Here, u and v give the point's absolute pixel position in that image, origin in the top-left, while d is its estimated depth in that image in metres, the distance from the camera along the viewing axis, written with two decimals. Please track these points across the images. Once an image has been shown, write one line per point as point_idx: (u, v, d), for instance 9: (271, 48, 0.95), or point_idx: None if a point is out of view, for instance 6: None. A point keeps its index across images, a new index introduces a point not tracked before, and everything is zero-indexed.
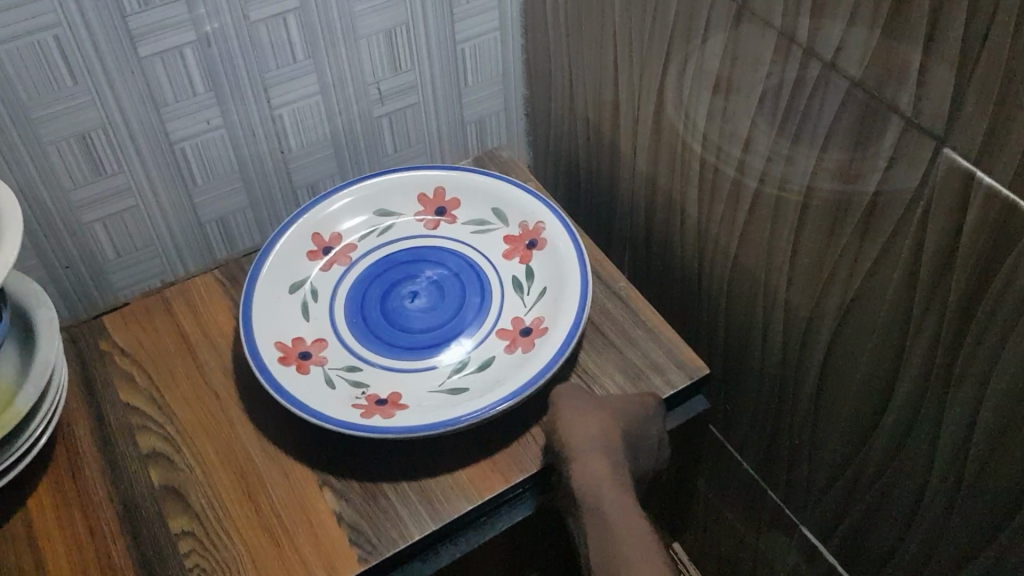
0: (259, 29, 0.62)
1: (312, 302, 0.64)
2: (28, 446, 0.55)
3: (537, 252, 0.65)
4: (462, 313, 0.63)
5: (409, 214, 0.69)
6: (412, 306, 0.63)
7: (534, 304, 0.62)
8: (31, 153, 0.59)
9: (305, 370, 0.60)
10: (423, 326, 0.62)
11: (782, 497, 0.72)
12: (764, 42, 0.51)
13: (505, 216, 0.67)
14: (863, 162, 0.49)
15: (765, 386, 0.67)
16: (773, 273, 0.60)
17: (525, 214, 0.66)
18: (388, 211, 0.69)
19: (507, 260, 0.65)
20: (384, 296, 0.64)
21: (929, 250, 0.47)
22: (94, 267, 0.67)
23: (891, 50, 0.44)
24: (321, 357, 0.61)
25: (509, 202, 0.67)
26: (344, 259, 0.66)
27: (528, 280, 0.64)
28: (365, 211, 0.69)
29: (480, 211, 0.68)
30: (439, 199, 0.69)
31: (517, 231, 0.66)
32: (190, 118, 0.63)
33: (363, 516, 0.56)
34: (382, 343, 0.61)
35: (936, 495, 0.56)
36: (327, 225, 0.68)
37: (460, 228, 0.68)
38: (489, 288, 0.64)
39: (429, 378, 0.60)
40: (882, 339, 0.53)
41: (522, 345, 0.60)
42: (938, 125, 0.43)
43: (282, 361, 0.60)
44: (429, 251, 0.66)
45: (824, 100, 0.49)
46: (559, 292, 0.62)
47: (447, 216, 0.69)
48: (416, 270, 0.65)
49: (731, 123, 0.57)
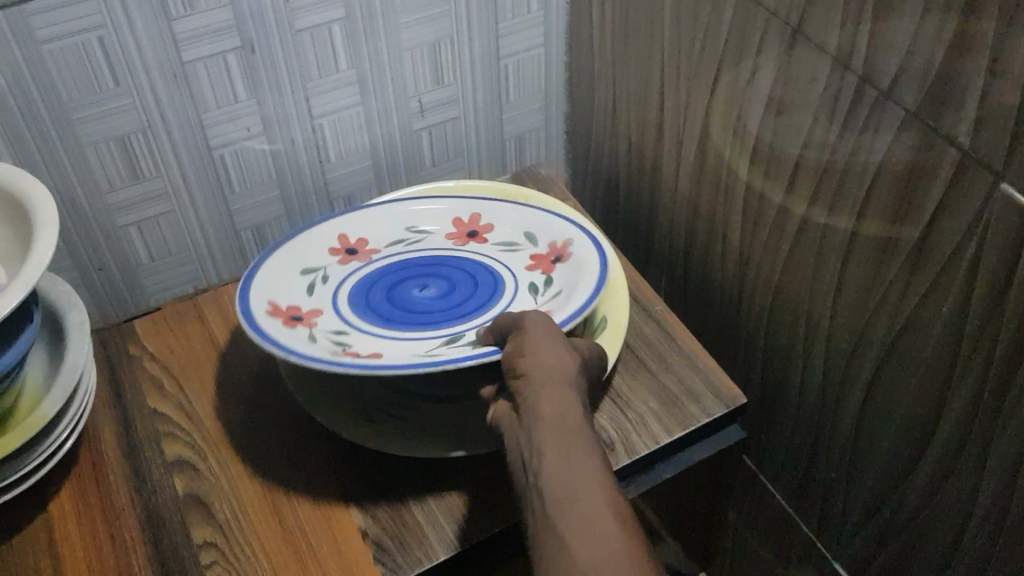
0: (304, 38, 0.61)
1: (319, 284, 0.63)
2: (54, 449, 0.54)
3: (560, 264, 0.63)
4: (464, 304, 0.61)
5: (439, 233, 0.68)
6: (420, 296, 0.62)
7: (545, 301, 0.60)
8: (69, 154, 0.58)
9: (293, 326, 0.58)
10: (425, 310, 0.61)
11: (815, 532, 0.70)
12: (818, 68, 0.50)
13: (536, 239, 0.65)
14: (915, 194, 0.47)
15: (803, 417, 0.65)
16: (816, 302, 0.58)
17: (555, 235, 0.65)
18: (420, 228, 0.68)
19: (529, 270, 0.63)
20: (390, 287, 0.63)
21: (981, 287, 0.46)
22: (126, 271, 0.66)
23: (950, 81, 0.43)
24: (312, 321, 0.59)
25: (541, 226, 0.66)
26: (363, 257, 0.66)
27: (546, 285, 0.62)
28: (395, 224, 0.68)
29: (512, 233, 0.66)
30: (474, 223, 0.67)
31: (545, 249, 0.64)
32: (231, 125, 0.63)
33: (388, 534, 0.55)
34: (383, 323, 0.60)
35: (977, 535, 0.54)
36: (354, 229, 0.67)
37: (488, 248, 0.66)
38: (501, 289, 0.62)
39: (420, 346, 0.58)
40: (928, 375, 0.52)
41: None
42: (997, 158, 0.42)
43: (270, 314, 0.58)
44: (451, 259, 0.65)
45: (878, 130, 0.48)
46: (571, 290, 0.59)
47: (477, 236, 0.67)
48: (434, 270, 0.64)
49: (780, 149, 0.56)
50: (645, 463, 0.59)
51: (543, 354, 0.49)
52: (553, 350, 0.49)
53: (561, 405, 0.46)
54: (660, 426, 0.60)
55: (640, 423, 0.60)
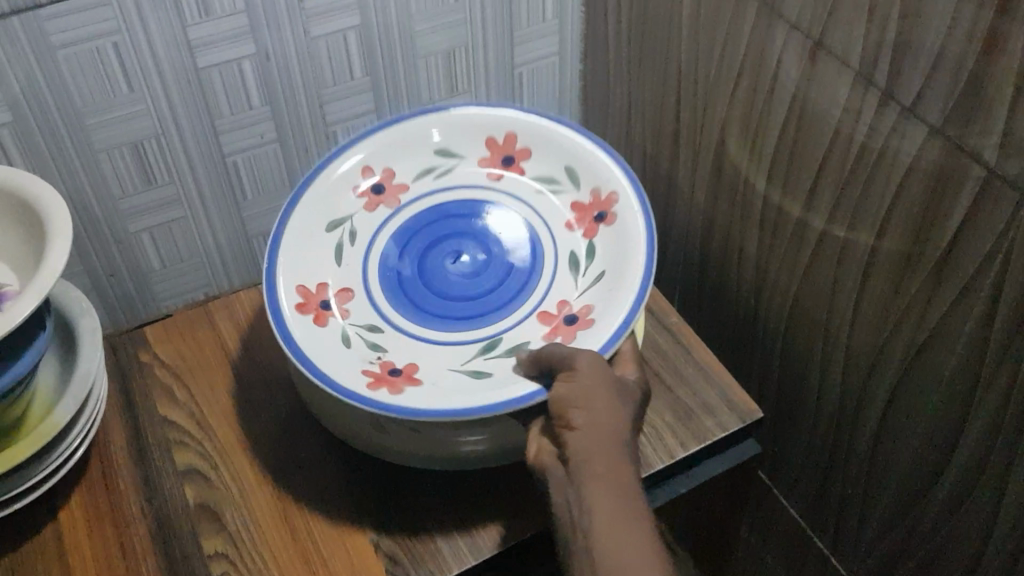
0: (319, 45, 0.61)
1: (349, 245, 0.62)
2: (65, 458, 0.54)
3: (603, 227, 0.60)
4: (503, 286, 0.60)
5: (472, 156, 0.65)
6: (453, 270, 0.60)
7: (586, 290, 0.59)
8: (82, 160, 0.58)
9: (323, 322, 0.57)
10: (460, 294, 0.59)
11: (829, 546, 0.70)
12: (839, 82, 0.50)
13: (577, 179, 0.62)
14: (937, 210, 0.47)
15: (818, 430, 0.65)
16: (834, 316, 0.58)
17: (596, 180, 0.61)
18: (451, 151, 0.65)
19: (569, 232, 0.62)
20: (426, 250, 0.61)
21: (1004, 305, 0.45)
22: (138, 277, 0.66)
23: (976, 98, 0.42)
24: (344, 311, 0.59)
25: (583, 164, 0.62)
26: (392, 199, 0.64)
27: (587, 260, 0.60)
28: (424, 148, 0.64)
29: (551, 166, 0.63)
30: (508, 147, 0.64)
31: (587, 198, 0.62)
32: (245, 132, 0.62)
33: (402, 547, 0.55)
34: (417, 312, 0.59)
35: (994, 553, 0.53)
36: (380, 160, 0.64)
37: (525, 185, 0.64)
38: (540, 256, 0.61)
39: (459, 352, 0.57)
40: (948, 391, 0.51)
41: (561, 334, 0.56)
42: (1022, 176, 0.42)
43: (301, 308, 0.57)
44: (484, 207, 0.63)
45: (901, 145, 0.48)
46: (615, 281, 0.57)
47: (514, 167, 0.64)
48: (466, 227, 0.62)
49: (799, 162, 0.55)
50: (659, 478, 0.59)
51: (592, 402, 0.49)
52: (602, 394, 0.49)
53: (611, 470, 0.47)
54: (675, 439, 0.59)
55: (655, 436, 0.59)
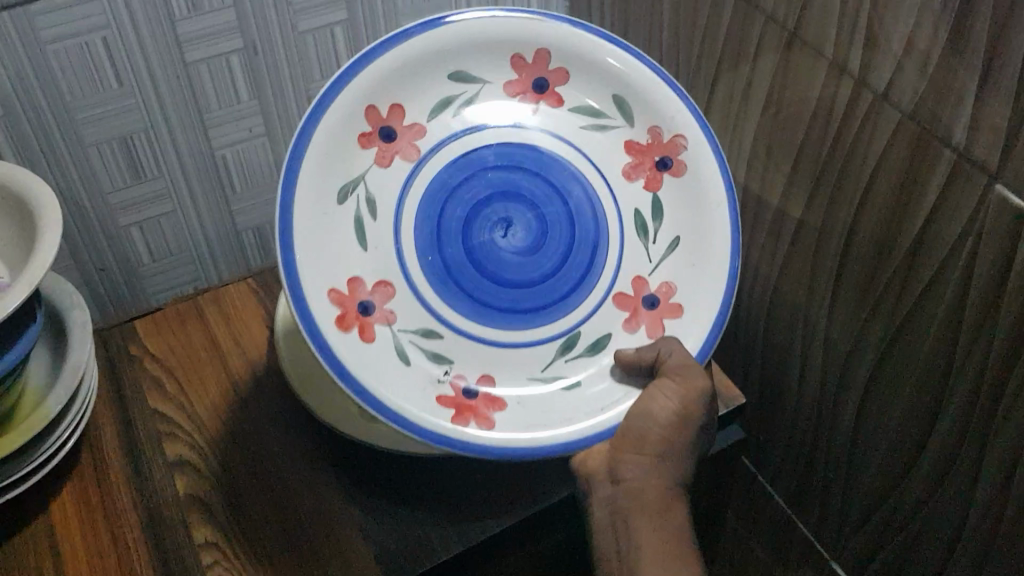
0: (306, 40, 0.62)
1: (369, 220, 0.56)
2: (56, 448, 0.54)
3: (670, 176, 0.58)
4: (570, 262, 0.57)
5: (497, 81, 0.58)
6: (507, 247, 0.56)
7: (661, 264, 0.59)
8: (72, 154, 0.59)
9: (369, 335, 0.54)
10: (520, 277, 0.56)
11: (813, 533, 0.71)
12: (814, 72, 0.51)
13: (629, 114, 0.58)
14: (911, 195, 0.48)
15: (801, 417, 0.66)
16: (814, 304, 0.59)
17: (657, 119, 0.58)
18: (467, 74, 0.58)
19: (630, 182, 0.59)
20: (467, 218, 0.56)
21: (977, 288, 0.46)
22: (128, 270, 0.67)
23: (945, 87, 0.43)
24: (388, 313, 0.56)
25: (636, 96, 0.58)
26: (410, 150, 0.57)
27: (653, 220, 0.59)
28: (436, 76, 0.57)
29: (592, 94, 0.59)
30: (540, 66, 0.58)
31: (646, 138, 0.58)
32: (233, 125, 0.63)
33: (390, 535, 0.56)
34: (473, 305, 0.56)
35: (972, 535, 0.54)
36: (383, 97, 0.56)
37: (565, 118, 0.59)
38: (602, 216, 0.58)
39: (538, 354, 0.57)
40: (925, 376, 0.52)
41: (646, 324, 0.58)
42: (991, 160, 0.43)
43: (342, 324, 0.53)
44: (523, 152, 0.57)
45: (874, 133, 0.49)
46: (695, 256, 0.58)
47: (550, 95, 0.58)
48: (509, 183, 0.57)
49: (778, 151, 0.57)
50: None
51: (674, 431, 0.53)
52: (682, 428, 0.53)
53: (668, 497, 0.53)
54: None
55: None
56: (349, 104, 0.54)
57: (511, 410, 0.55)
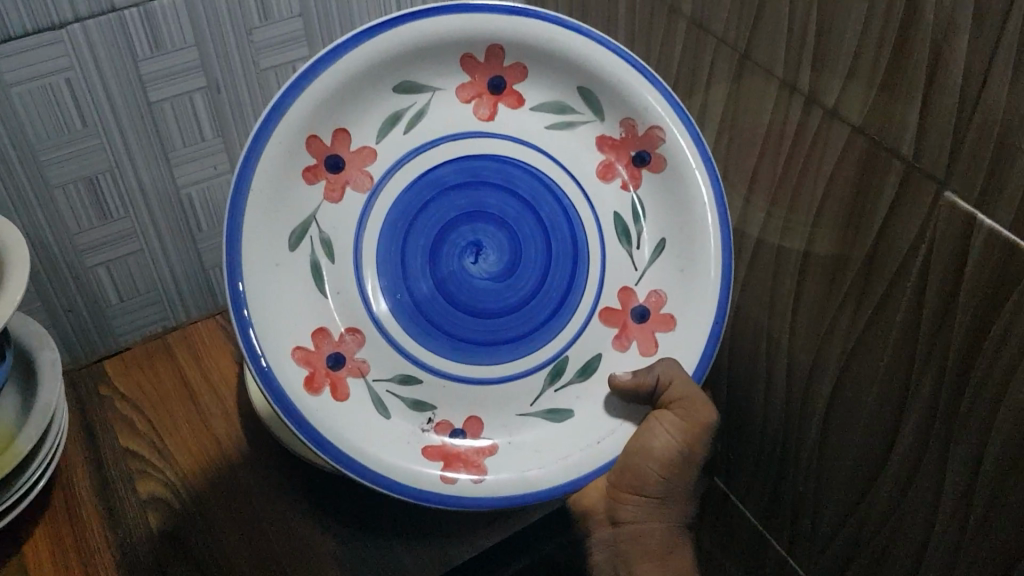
0: (268, 77, 0.64)
1: (328, 262, 0.57)
2: (26, 489, 0.54)
3: (648, 171, 0.59)
4: (551, 275, 0.58)
5: (449, 87, 0.58)
6: (479, 274, 0.58)
7: (643, 271, 0.60)
8: (38, 198, 0.59)
9: (342, 395, 0.55)
10: (499, 305, 0.58)
11: (786, 550, 0.72)
12: (766, 93, 0.53)
13: (597, 107, 0.59)
14: (864, 207, 0.49)
15: (769, 434, 0.67)
16: (775, 321, 0.60)
17: (630, 113, 0.58)
18: (416, 84, 0.58)
19: (608, 183, 0.60)
20: (434, 247, 0.57)
21: (931, 296, 0.48)
22: (96, 312, 0.67)
23: (891, 98, 0.45)
24: (360, 364, 0.57)
25: (602, 89, 0.58)
26: (359, 177, 0.57)
27: (636, 224, 0.60)
28: (386, 90, 0.57)
29: (552, 89, 0.59)
30: (494, 66, 0.58)
31: (620, 131, 0.59)
32: (197, 163, 0.64)
33: (364, 564, 0.56)
34: (450, 343, 0.57)
35: (939, 544, 0.55)
36: (326, 125, 0.56)
37: (530, 118, 0.59)
38: (580, 233, 0.59)
39: (525, 386, 0.58)
40: (885, 385, 0.53)
41: (637, 339, 0.60)
42: (939, 167, 0.44)
43: (311, 387, 0.54)
44: (488, 166, 0.58)
45: (826, 148, 0.50)
46: (684, 266, 0.59)
47: (506, 95, 0.59)
48: (475, 201, 0.58)
49: (735, 169, 0.58)
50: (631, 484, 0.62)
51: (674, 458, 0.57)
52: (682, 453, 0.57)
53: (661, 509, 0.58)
54: None
55: None
56: (295, 129, 0.54)
57: (500, 453, 0.57)
